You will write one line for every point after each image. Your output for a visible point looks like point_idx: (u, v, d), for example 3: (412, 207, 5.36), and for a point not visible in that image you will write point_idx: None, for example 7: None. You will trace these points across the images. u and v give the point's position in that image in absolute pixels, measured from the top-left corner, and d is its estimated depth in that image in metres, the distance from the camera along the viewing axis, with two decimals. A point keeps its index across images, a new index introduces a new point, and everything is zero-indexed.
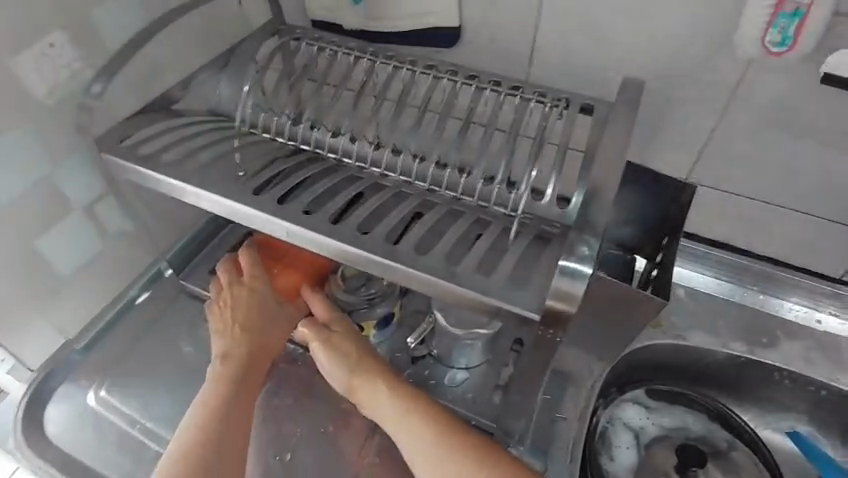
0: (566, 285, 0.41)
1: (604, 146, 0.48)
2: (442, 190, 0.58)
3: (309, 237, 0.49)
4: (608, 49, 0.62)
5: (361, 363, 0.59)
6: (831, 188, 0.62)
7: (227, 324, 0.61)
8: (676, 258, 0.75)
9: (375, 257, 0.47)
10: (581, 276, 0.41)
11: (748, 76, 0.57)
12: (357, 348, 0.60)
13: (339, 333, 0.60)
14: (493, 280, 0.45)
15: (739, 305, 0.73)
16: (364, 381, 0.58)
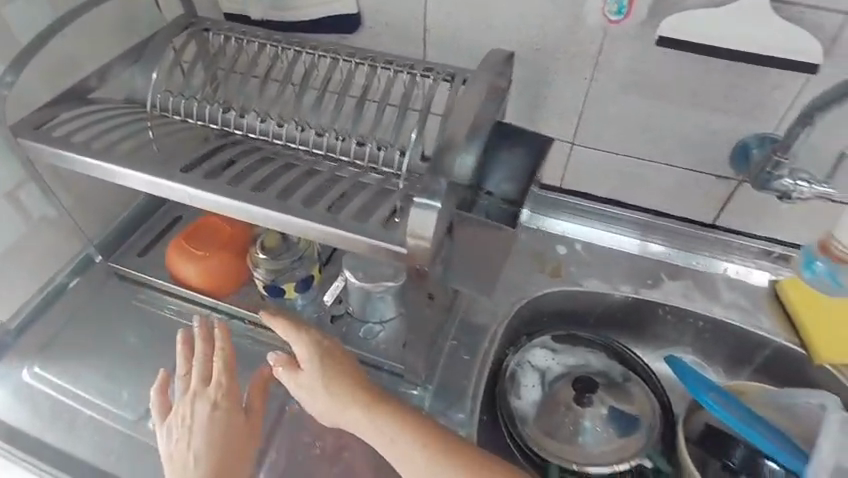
0: (419, 217, 0.46)
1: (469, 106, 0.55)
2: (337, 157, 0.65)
3: (208, 199, 0.54)
4: (489, 27, 0.69)
5: (343, 388, 0.59)
6: (686, 140, 0.71)
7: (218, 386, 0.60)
8: (573, 216, 0.84)
9: (266, 212, 0.52)
10: (431, 208, 0.46)
11: (604, 45, 0.66)
12: (334, 372, 0.60)
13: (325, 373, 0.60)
14: (370, 225, 0.51)
15: (627, 252, 0.82)
16: (355, 409, 0.58)
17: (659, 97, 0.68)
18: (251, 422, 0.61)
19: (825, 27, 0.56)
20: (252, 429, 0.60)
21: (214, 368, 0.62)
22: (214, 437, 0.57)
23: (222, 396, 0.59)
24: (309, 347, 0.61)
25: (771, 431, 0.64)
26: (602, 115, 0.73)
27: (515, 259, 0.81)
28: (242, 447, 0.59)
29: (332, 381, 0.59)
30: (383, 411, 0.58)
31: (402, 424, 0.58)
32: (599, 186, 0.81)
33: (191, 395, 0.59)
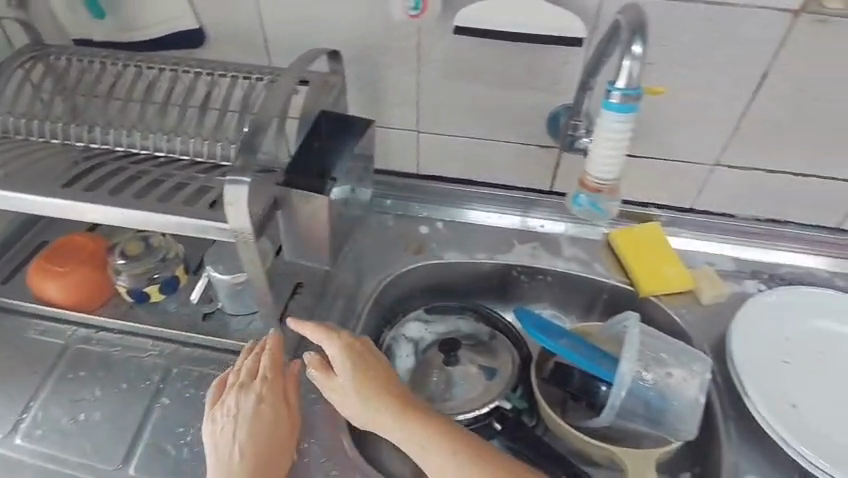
0: (232, 192, 0.53)
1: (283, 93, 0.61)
2: (180, 157, 0.71)
3: (46, 204, 0.59)
4: (321, 32, 0.76)
5: (370, 390, 0.62)
6: (509, 116, 0.81)
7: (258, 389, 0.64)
8: (432, 199, 0.92)
9: (99, 207, 0.58)
10: (240, 183, 0.53)
11: (422, 39, 0.75)
12: (364, 376, 0.62)
13: (359, 378, 0.62)
14: (196, 207, 0.57)
15: (483, 225, 0.90)
16: (383, 409, 0.61)
17: (478, 80, 0.78)
18: (292, 420, 0.65)
19: (587, 7, 0.68)
20: (293, 426, 0.65)
21: (261, 365, 0.65)
22: (256, 433, 0.62)
23: (266, 390, 0.64)
24: (341, 353, 0.63)
25: (608, 360, 0.70)
26: (436, 101, 0.81)
27: (382, 242, 0.89)
28: (283, 447, 0.63)
29: (364, 383, 0.62)
30: (407, 413, 0.61)
31: (424, 427, 0.60)
32: (449, 167, 0.89)
33: (242, 392, 0.64)
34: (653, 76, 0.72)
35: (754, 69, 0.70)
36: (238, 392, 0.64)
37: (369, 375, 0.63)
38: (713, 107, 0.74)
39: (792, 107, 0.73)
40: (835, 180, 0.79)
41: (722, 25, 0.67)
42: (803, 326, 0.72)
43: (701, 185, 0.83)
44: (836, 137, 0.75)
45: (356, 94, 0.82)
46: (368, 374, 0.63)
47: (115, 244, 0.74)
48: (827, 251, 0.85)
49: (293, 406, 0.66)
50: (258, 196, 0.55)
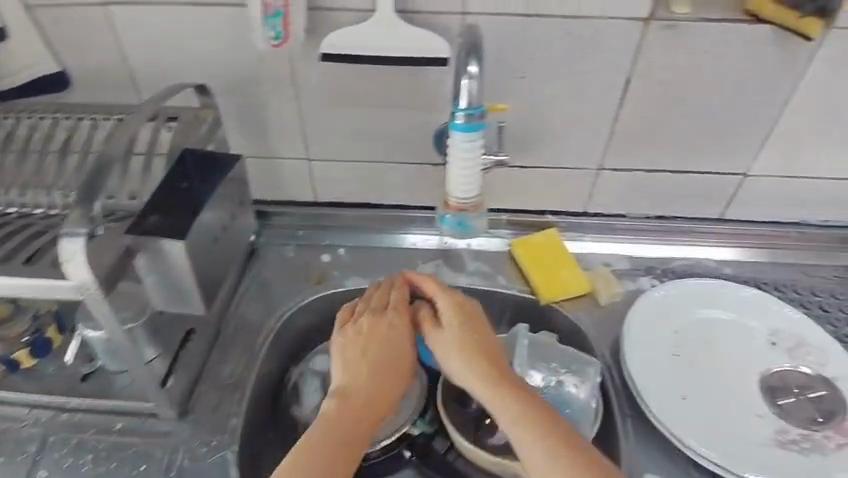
0: (69, 247, 0.52)
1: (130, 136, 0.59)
2: (35, 210, 0.69)
3: None
4: (192, 67, 0.74)
5: (469, 351, 0.65)
6: (396, 138, 0.80)
7: (349, 342, 0.67)
8: (333, 226, 0.90)
9: None
10: (73, 235, 0.52)
11: (295, 66, 0.73)
12: (469, 338, 0.66)
13: (468, 333, 0.66)
14: (39, 267, 0.55)
15: (386, 248, 0.89)
16: (462, 368, 0.64)
17: (358, 105, 0.77)
18: (405, 370, 0.68)
19: (450, 27, 0.68)
20: (401, 377, 0.67)
21: (388, 300, 0.70)
22: (383, 362, 0.66)
23: (398, 320, 0.68)
24: (453, 306, 0.68)
25: None
26: (320, 129, 0.80)
27: (283, 275, 0.87)
28: (373, 419, 0.64)
29: (469, 338, 0.66)
30: (481, 372, 0.63)
31: (492, 384, 0.62)
32: (346, 193, 0.88)
33: (351, 340, 0.67)
34: (525, 90, 0.74)
35: (617, 76, 0.72)
36: (380, 320, 0.68)
37: (479, 332, 0.67)
38: (586, 115, 0.76)
39: (659, 110, 0.76)
40: (709, 175, 0.83)
41: (581, 37, 0.69)
42: (689, 318, 0.75)
43: (589, 189, 0.85)
44: (703, 134, 0.78)
45: (239, 127, 0.80)
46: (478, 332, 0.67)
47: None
48: (713, 241, 0.89)
49: (400, 361, 0.67)
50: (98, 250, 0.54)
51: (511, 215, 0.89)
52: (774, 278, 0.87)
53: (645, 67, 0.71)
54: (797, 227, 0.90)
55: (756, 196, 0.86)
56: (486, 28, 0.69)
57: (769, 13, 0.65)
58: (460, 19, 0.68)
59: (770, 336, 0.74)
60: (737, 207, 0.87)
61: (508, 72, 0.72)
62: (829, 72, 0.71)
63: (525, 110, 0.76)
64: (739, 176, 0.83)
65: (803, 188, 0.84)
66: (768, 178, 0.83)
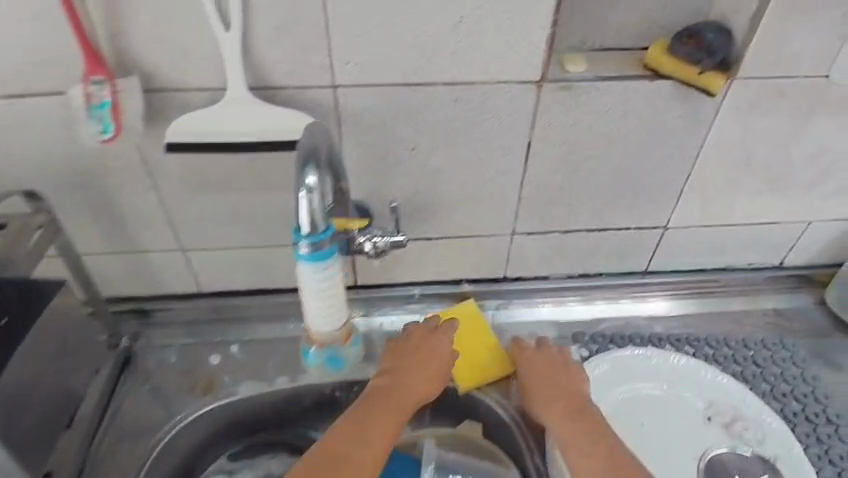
0: None
1: None
2: None
3: None
4: (22, 162, 0.63)
5: (554, 384, 0.66)
6: (280, 221, 0.70)
7: (400, 349, 0.69)
8: (224, 319, 0.79)
9: None
10: None
11: (145, 154, 0.62)
12: (551, 372, 0.68)
13: (549, 369, 0.68)
14: None
15: (287, 338, 0.78)
16: (551, 400, 0.65)
17: (230, 190, 0.66)
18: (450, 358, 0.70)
19: (321, 101, 0.59)
20: (424, 385, 0.67)
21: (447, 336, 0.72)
22: (422, 364, 0.67)
23: (391, 355, 0.69)
24: (546, 359, 0.69)
25: None
26: (190, 217, 0.69)
27: (166, 384, 0.74)
28: (393, 418, 0.62)
29: (540, 369, 0.68)
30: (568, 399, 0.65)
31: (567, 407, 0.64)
32: (234, 281, 0.77)
33: (409, 346, 0.69)
34: (417, 161, 0.65)
35: (517, 140, 0.65)
36: (433, 335, 0.70)
37: (558, 368, 0.68)
38: (489, 182, 0.69)
39: (567, 171, 0.69)
40: (629, 230, 0.77)
41: (470, 104, 0.61)
42: (620, 399, 0.68)
43: (506, 255, 0.78)
44: (617, 192, 0.72)
45: (93, 222, 0.68)
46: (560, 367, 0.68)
47: None
48: (640, 295, 0.84)
49: (444, 357, 0.69)
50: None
51: (425, 288, 0.80)
52: (706, 332, 0.81)
53: (546, 130, 0.64)
54: (724, 272, 0.85)
55: (680, 247, 0.80)
56: (363, 101, 0.60)
57: (665, 66, 0.61)
58: (331, 92, 0.59)
59: (705, 411, 0.68)
60: (662, 259, 0.82)
61: (396, 143, 0.64)
62: (738, 122, 0.66)
63: (421, 182, 0.67)
64: (659, 229, 0.77)
65: (726, 235, 0.80)
66: (689, 229, 0.78)
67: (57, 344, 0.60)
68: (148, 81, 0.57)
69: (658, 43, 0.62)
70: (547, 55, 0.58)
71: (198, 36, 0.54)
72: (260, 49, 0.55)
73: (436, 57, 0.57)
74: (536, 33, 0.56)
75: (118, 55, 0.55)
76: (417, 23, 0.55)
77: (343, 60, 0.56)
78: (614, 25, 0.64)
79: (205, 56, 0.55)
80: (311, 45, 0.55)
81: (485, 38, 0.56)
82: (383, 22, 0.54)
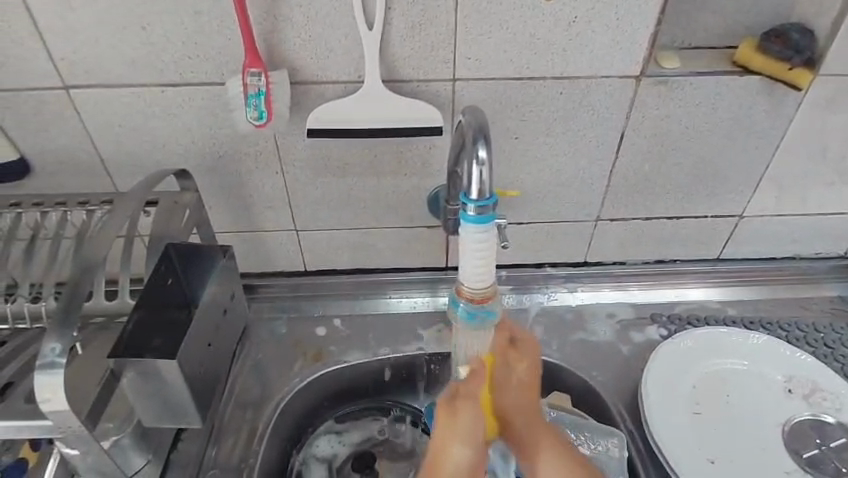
0: (48, 379, 0.46)
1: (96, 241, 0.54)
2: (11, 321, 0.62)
3: None
4: (165, 148, 0.69)
5: (536, 417, 0.55)
6: (387, 204, 0.77)
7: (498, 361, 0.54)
8: (326, 295, 0.86)
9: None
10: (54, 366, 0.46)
11: (278, 141, 0.69)
12: (522, 410, 0.54)
13: (515, 388, 0.54)
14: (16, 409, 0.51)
15: (384, 313, 0.85)
16: (518, 408, 0.54)
17: (347, 174, 0.74)
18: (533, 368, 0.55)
19: (440, 94, 0.66)
20: (532, 379, 0.55)
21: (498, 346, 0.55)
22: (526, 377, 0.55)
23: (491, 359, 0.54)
24: (517, 376, 0.54)
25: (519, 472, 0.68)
26: (309, 199, 0.76)
27: (279, 354, 0.81)
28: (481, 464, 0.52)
29: (518, 412, 0.54)
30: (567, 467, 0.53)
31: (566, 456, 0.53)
32: (338, 260, 0.84)
33: (468, 417, 0.50)
34: (518, 150, 0.72)
35: (612, 131, 0.71)
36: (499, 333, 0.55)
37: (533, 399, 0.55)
38: (581, 169, 0.75)
39: (654, 161, 0.74)
40: (706, 218, 0.82)
41: (572, 97, 0.67)
42: (707, 371, 0.74)
43: (587, 240, 0.84)
44: (697, 181, 0.77)
45: (222, 203, 0.76)
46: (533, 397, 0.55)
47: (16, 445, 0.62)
48: (713, 281, 0.88)
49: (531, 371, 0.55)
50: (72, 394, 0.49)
51: (512, 270, 0.87)
52: (778, 316, 0.86)
53: (639, 121, 0.70)
54: (792, 262, 0.89)
55: (752, 235, 0.85)
56: (477, 94, 0.66)
57: (758, 64, 0.66)
58: (450, 85, 0.65)
59: (785, 384, 0.73)
60: (734, 247, 0.87)
61: (501, 133, 0.70)
62: (818, 116, 0.71)
63: (519, 168, 0.74)
64: (734, 218, 0.83)
65: (797, 224, 0.84)
66: (764, 217, 0.83)
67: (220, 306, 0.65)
68: (294, 73, 0.63)
69: (746, 42, 0.68)
70: (649, 52, 0.64)
71: (342, 34, 0.61)
72: (393, 47, 0.62)
73: (548, 55, 0.64)
74: (640, 33, 0.63)
75: (268, 51, 0.61)
76: (536, 23, 0.61)
77: (465, 56, 0.63)
78: (702, 26, 0.70)
79: (346, 51, 0.62)
80: (439, 43, 0.62)
81: (594, 37, 0.63)
82: (506, 22, 0.61)
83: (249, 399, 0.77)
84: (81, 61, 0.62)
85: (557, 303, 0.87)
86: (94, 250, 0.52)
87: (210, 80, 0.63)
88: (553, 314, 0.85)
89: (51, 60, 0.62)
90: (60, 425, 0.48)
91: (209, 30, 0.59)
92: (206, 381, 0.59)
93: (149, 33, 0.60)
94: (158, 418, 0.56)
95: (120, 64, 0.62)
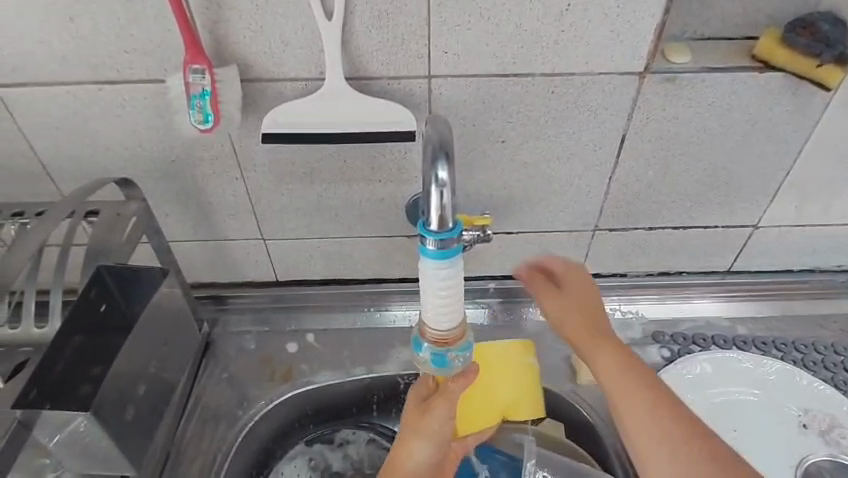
0: None
1: (11, 259, 0.49)
2: None
3: None
4: (110, 153, 0.62)
5: (598, 331, 0.58)
6: (361, 213, 0.70)
7: (575, 297, 0.61)
8: (298, 306, 0.79)
9: None
10: None
11: (235, 146, 0.62)
12: (589, 334, 0.58)
13: (575, 288, 0.62)
14: None
15: (362, 328, 0.78)
16: (569, 313, 0.60)
17: (314, 181, 0.66)
18: (591, 309, 0.60)
19: (415, 93, 0.58)
20: (588, 310, 0.60)
21: (579, 291, 0.61)
22: (586, 309, 0.60)
23: (555, 299, 0.61)
24: (564, 306, 0.60)
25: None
26: (274, 206, 0.69)
27: (246, 372, 0.75)
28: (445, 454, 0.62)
29: (584, 339, 0.58)
30: (624, 388, 0.53)
31: (636, 386, 0.53)
32: (310, 271, 0.77)
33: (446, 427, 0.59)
34: (505, 155, 0.64)
35: (611, 133, 0.63)
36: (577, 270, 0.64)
37: (606, 335, 0.58)
38: (576, 176, 0.67)
39: (659, 167, 0.66)
40: (717, 229, 0.74)
41: (566, 96, 0.59)
42: (713, 402, 0.67)
43: (585, 251, 0.76)
44: (705, 190, 0.69)
45: (180, 211, 0.69)
46: (604, 324, 0.60)
47: None
48: (724, 296, 0.80)
49: (602, 332, 0.58)
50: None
51: (502, 282, 0.79)
52: (794, 335, 0.78)
53: (642, 123, 0.62)
54: (812, 275, 0.81)
55: (768, 247, 0.77)
56: (456, 92, 0.58)
57: (779, 60, 0.57)
58: (426, 83, 0.57)
59: (800, 418, 0.66)
60: (748, 259, 0.79)
61: (486, 136, 0.62)
62: None
63: (506, 176, 0.66)
64: (749, 228, 0.74)
65: (820, 235, 0.76)
66: (782, 228, 0.74)
67: (164, 329, 0.58)
68: (246, 69, 0.55)
69: (769, 33, 0.59)
70: (654, 45, 0.56)
71: (299, 25, 0.53)
72: (359, 39, 0.54)
73: (538, 47, 0.55)
74: (644, 22, 0.54)
75: (215, 44, 0.54)
76: (522, 12, 0.53)
77: (442, 50, 0.55)
78: (718, 12, 0.61)
79: (304, 45, 0.54)
80: (411, 35, 0.54)
81: (591, 27, 0.54)
82: (487, 11, 0.53)
83: (209, 423, 0.71)
84: (7, 57, 0.55)
85: None
86: (14, 263, 0.49)
87: (151, 77, 0.56)
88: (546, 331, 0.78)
89: None
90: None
91: (145, 20, 0.52)
92: (136, 425, 0.54)
93: (79, 24, 0.52)
94: (90, 464, 0.51)
95: (49, 59, 0.55)
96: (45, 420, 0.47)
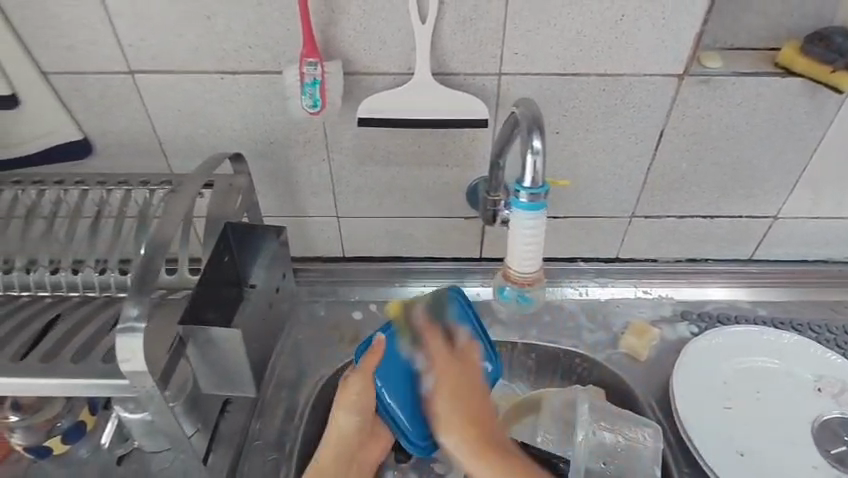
0: (128, 340, 0.49)
1: (167, 215, 0.55)
2: (83, 291, 0.66)
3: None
4: (220, 134, 0.72)
5: (458, 405, 0.63)
6: (426, 194, 0.80)
7: (447, 370, 0.65)
8: (361, 280, 0.88)
9: (50, 380, 0.52)
10: (135, 332, 0.50)
11: (327, 131, 0.72)
12: (463, 399, 0.64)
13: (442, 354, 0.66)
14: (89, 364, 0.54)
15: (418, 301, 0.87)
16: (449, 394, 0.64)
17: (390, 163, 0.76)
18: (471, 368, 0.66)
19: (486, 87, 0.68)
20: (457, 383, 0.64)
21: (454, 363, 0.65)
22: (460, 377, 0.65)
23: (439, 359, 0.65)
24: (442, 377, 0.65)
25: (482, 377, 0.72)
26: (352, 186, 0.79)
27: (318, 335, 0.84)
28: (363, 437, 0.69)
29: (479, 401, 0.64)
30: (476, 448, 0.62)
31: (483, 452, 0.61)
32: (375, 248, 0.87)
33: (351, 393, 0.67)
34: (559, 144, 0.73)
35: (652, 128, 0.72)
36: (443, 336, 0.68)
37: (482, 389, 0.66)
38: (619, 165, 0.76)
39: (692, 159, 0.76)
40: (740, 219, 0.83)
41: (615, 94, 0.69)
42: (738, 368, 0.76)
43: (621, 236, 0.85)
44: (732, 181, 0.78)
45: (270, 188, 0.79)
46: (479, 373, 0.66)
47: (76, 408, 0.68)
48: (746, 282, 0.89)
49: (464, 405, 0.63)
50: (152, 345, 0.52)
51: (546, 264, 0.88)
52: (809, 317, 0.86)
53: (679, 119, 0.72)
54: (825, 265, 0.90)
55: (785, 237, 0.86)
56: (521, 87, 0.68)
57: (800, 66, 0.67)
58: (496, 79, 0.68)
59: (815, 383, 0.74)
60: (766, 248, 0.87)
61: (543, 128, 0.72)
62: None
63: (557, 163, 0.76)
64: (769, 219, 0.83)
65: (832, 227, 0.85)
66: (798, 219, 0.83)
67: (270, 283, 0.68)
68: (347, 64, 0.66)
69: (790, 44, 0.69)
70: (693, 52, 0.66)
71: (396, 28, 0.63)
72: (444, 41, 0.64)
73: (594, 51, 0.65)
74: (686, 32, 0.64)
75: (325, 42, 0.64)
76: (583, 20, 0.63)
77: (513, 52, 0.65)
78: (745, 27, 0.71)
79: (399, 44, 0.64)
80: (488, 38, 0.64)
81: (640, 35, 0.64)
82: (554, 19, 0.63)
83: (288, 377, 0.80)
84: (149, 48, 0.65)
85: (588, 297, 0.88)
86: (166, 223, 0.54)
87: (267, 69, 0.66)
88: (584, 307, 0.87)
89: (119, 45, 0.65)
90: (136, 385, 0.51)
91: (270, 20, 0.63)
92: (260, 351, 0.63)
93: (214, 22, 0.63)
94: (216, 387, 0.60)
95: (184, 52, 0.65)
96: (199, 336, 0.56)
